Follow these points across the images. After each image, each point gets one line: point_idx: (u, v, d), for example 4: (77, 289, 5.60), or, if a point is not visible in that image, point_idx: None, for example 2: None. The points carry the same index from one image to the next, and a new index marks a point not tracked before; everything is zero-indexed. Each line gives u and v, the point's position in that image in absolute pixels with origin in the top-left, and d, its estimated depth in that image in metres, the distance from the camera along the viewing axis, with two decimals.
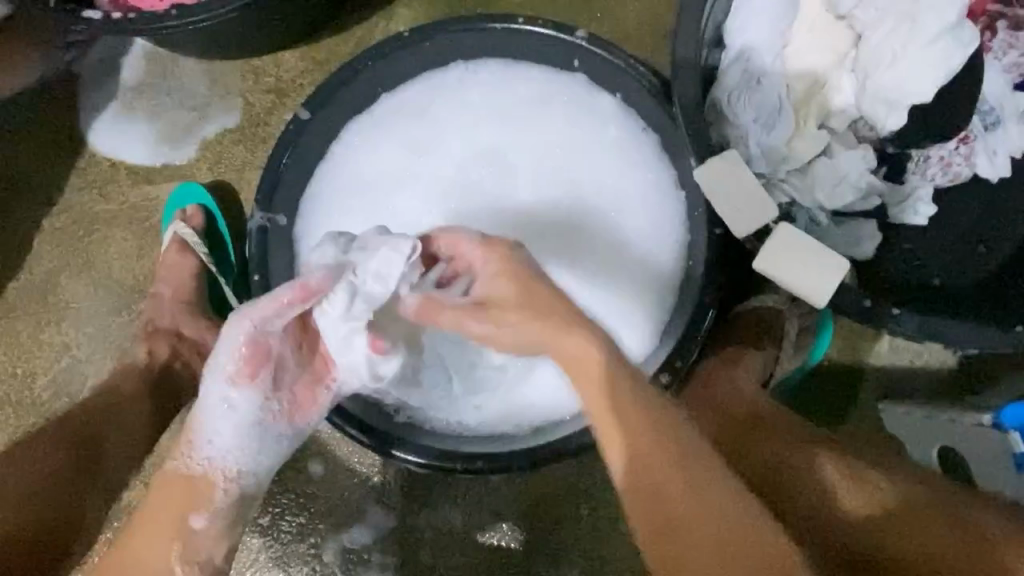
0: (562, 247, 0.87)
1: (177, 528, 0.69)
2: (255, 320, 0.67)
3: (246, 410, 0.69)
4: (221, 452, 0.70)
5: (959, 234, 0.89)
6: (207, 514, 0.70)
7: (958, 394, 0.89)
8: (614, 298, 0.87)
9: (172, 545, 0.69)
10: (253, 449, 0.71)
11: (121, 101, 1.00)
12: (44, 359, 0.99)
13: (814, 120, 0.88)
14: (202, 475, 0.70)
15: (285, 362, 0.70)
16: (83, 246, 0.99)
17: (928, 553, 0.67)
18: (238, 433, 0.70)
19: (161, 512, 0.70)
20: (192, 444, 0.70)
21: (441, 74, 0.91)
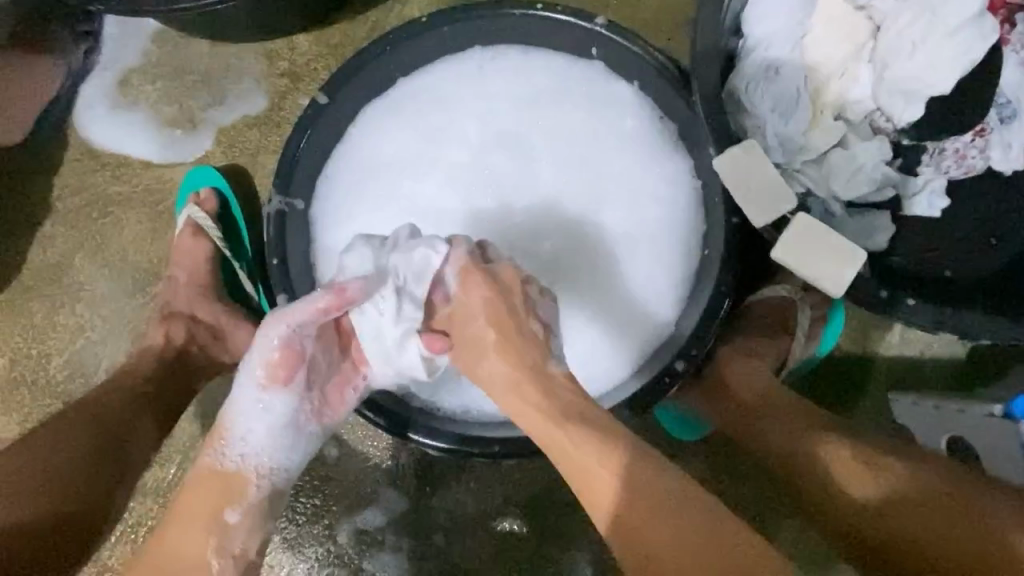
0: (580, 242, 0.88)
1: (214, 522, 0.69)
2: (290, 323, 0.70)
3: (280, 409, 0.71)
4: (254, 450, 0.71)
5: (974, 225, 0.88)
6: (243, 508, 0.70)
7: (967, 386, 0.89)
8: (631, 290, 0.86)
9: (209, 540, 0.68)
10: (286, 446, 0.73)
11: (134, 88, 1.04)
12: (60, 341, 1.01)
13: (830, 111, 0.87)
14: (236, 471, 0.71)
15: (316, 363, 0.72)
16: (98, 228, 1.02)
17: (933, 542, 0.64)
18: (273, 432, 0.72)
19: (199, 508, 0.69)
20: (224, 442, 0.71)
21: (460, 61, 0.92)
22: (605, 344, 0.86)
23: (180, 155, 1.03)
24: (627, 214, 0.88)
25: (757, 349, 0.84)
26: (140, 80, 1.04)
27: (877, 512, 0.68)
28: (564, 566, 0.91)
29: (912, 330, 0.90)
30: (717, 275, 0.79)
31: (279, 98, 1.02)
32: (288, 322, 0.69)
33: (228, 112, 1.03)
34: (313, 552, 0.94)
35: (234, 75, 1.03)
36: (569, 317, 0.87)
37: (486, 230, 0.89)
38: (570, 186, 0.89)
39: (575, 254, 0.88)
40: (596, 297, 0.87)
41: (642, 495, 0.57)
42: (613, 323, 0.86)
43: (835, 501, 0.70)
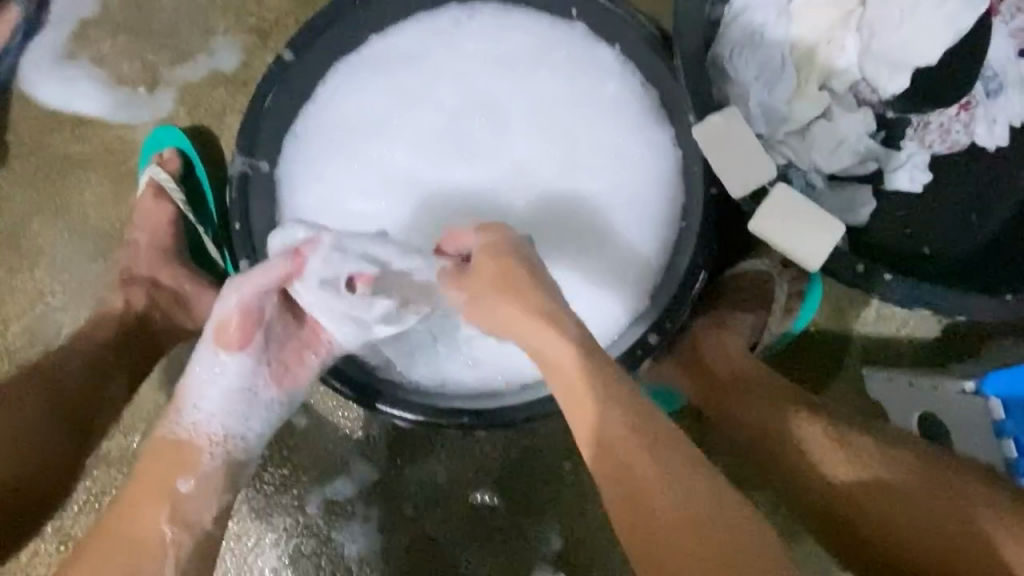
0: (556, 212, 0.86)
1: (165, 492, 0.67)
2: (248, 287, 0.68)
3: (236, 373, 0.69)
4: (208, 416, 0.69)
5: (955, 201, 0.87)
6: (194, 478, 0.68)
7: (940, 363, 0.89)
8: (610, 261, 0.84)
9: (160, 511, 0.66)
10: (242, 414, 0.71)
11: (92, 41, 0.99)
12: (18, 306, 0.98)
13: (815, 82, 0.85)
14: (189, 441, 0.69)
15: (273, 327, 0.71)
16: (57, 189, 0.98)
17: (915, 522, 0.64)
18: (227, 398, 0.70)
19: (152, 479, 0.68)
20: (180, 409, 0.70)
21: (435, 19, 0.88)
22: (613, 297, 0.84)
23: (139, 115, 0.99)
24: (605, 183, 0.85)
25: (731, 321, 0.83)
26: (100, 34, 0.99)
27: (857, 490, 0.67)
28: (535, 537, 0.91)
29: (889, 306, 0.90)
30: (694, 246, 0.78)
31: (248, 56, 0.98)
32: (242, 288, 0.68)
33: (193, 69, 0.98)
34: (282, 522, 0.93)
35: (200, 30, 0.98)
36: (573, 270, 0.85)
37: (462, 196, 0.87)
38: (547, 153, 0.87)
39: (553, 223, 0.85)
40: (595, 252, 0.85)
41: (634, 436, 0.56)
42: (592, 294, 0.84)
43: (808, 481, 0.70)
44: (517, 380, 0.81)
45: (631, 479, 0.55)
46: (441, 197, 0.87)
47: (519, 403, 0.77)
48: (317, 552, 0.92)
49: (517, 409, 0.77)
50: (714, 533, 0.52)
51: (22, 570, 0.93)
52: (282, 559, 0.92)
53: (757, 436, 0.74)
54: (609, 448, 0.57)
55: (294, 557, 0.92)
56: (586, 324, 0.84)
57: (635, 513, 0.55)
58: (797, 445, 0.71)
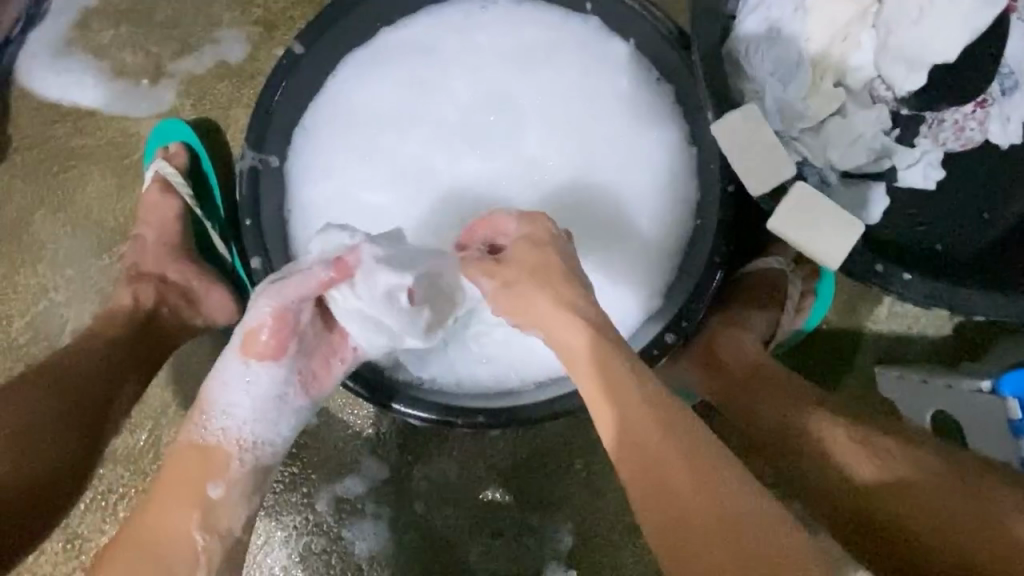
0: (575, 209, 0.84)
1: (196, 497, 0.66)
2: (285, 295, 0.67)
3: (267, 381, 0.68)
4: (237, 423, 0.68)
5: (968, 198, 0.87)
6: (224, 483, 0.68)
7: (952, 361, 0.89)
8: (631, 253, 0.83)
9: (191, 514, 0.66)
10: (272, 421, 0.70)
11: (94, 32, 0.97)
12: (21, 302, 0.96)
13: (830, 79, 0.84)
14: (218, 447, 0.68)
15: (307, 334, 0.70)
16: (59, 184, 0.96)
17: (941, 521, 0.64)
18: (258, 405, 0.69)
19: (181, 483, 0.67)
20: (208, 416, 0.69)
21: (447, 14, 0.87)
22: (638, 289, 0.83)
23: (138, 107, 0.97)
24: (619, 181, 0.84)
25: (746, 320, 0.83)
26: (103, 25, 0.97)
27: (880, 489, 0.67)
28: (546, 534, 0.90)
29: (901, 304, 0.89)
30: (711, 244, 0.77)
31: (254, 48, 0.96)
32: (279, 296, 0.67)
33: (198, 61, 0.96)
34: (291, 520, 0.92)
35: (205, 22, 0.97)
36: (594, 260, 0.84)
37: (473, 192, 0.86)
38: (561, 150, 0.86)
39: (570, 221, 0.84)
40: (617, 245, 0.84)
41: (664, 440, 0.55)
42: (607, 292, 0.83)
43: (831, 481, 0.70)
44: (532, 379, 0.81)
45: (654, 468, 0.55)
46: (449, 195, 0.86)
47: (533, 403, 0.77)
48: (327, 550, 0.91)
49: (532, 407, 0.77)
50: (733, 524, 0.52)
51: (28, 569, 0.92)
52: (292, 557, 0.92)
53: (778, 437, 0.74)
54: (630, 438, 0.56)
55: (304, 555, 0.92)
56: (608, 311, 0.83)
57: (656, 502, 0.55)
58: (816, 444, 0.71)
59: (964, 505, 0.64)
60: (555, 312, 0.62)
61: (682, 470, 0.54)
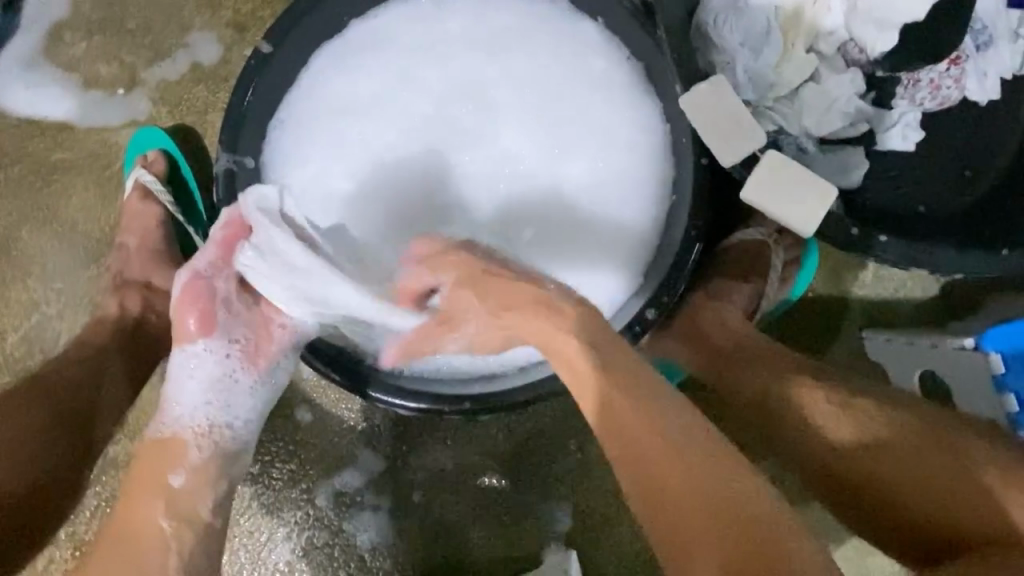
0: (546, 201, 0.85)
1: (160, 488, 0.67)
2: (193, 268, 0.71)
3: (207, 361, 0.70)
4: (189, 409, 0.69)
5: (947, 158, 0.87)
6: (185, 471, 0.68)
7: (938, 321, 0.90)
8: (610, 236, 0.83)
9: (156, 504, 0.66)
10: (224, 399, 0.70)
11: (65, 44, 0.97)
12: (13, 317, 0.97)
13: (803, 44, 0.83)
14: (174, 437, 0.69)
15: (232, 303, 0.71)
16: (43, 198, 0.97)
17: (922, 479, 0.65)
18: (207, 387, 0.69)
19: (146, 478, 0.68)
20: (163, 411, 0.70)
21: (417, 5, 0.88)
22: (619, 272, 0.83)
23: (111, 118, 0.97)
24: (593, 161, 0.85)
25: (727, 293, 0.82)
26: (74, 36, 0.97)
27: (860, 452, 0.68)
28: (544, 515, 0.92)
29: (886, 269, 0.89)
30: (688, 218, 0.77)
31: (227, 50, 0.96)
32: (191, 268, 0.71)
33: (172, 67, 0.97)
34: (292, 516, 0.93)
35: (177, 27, 0.97)
36: (576, 247, 0.84)
37: (451, 184, 0.86)
38: (536, 136, 0.86)
39: (541, 212, 0.85)
40: (594, 229, 0.84)
41: (649, 423, 0.54)
42: (585, 283, 0.84)
43: (812, 445, 0.70)
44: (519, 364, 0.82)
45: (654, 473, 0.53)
46: (426, 185, 0.86)
47: (521, 385, 0.78)
48: (330, 543, 0.93)
49: (518, 391, 0.78)
50: (728, 531, 0.50)
51: None
52: (296, 552, 0.93)
53: (761, 405, 0.74)
54: (621, 435, 0.55)
55: (307, 549, 0.93)
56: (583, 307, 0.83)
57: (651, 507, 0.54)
58: (799, 411, 0.71)
59: (945, 464, 0.65)
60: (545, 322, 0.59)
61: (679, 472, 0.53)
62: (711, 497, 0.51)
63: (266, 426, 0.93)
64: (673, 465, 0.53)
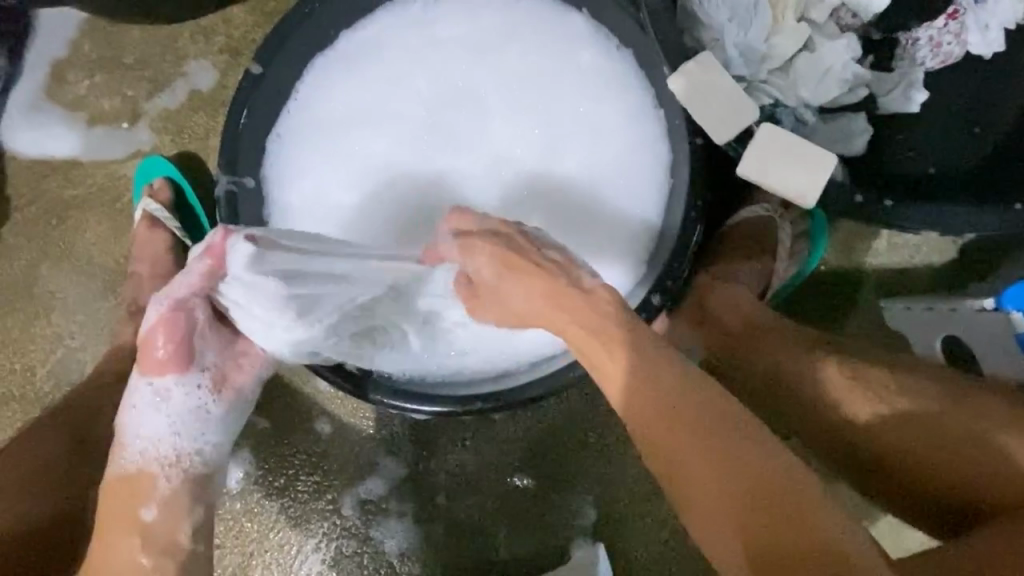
0: (547, 188, 0.84)
1: (134, 524, 0.67)
2: (173, 297, 0.64)
3: (176, 391, 0.68)
4: (150, 443, 0.68)
5: (955, 115, 0.84)
6: (157, 504, 0.68)
7: (957, 285, 0.87)
8: (614, 202, 0.83)
9: (133, 541, 0.67)
10: (194, 429, 0.69)
11: (68, 84, 1.00)
12: (39, 352, 1.00)
13: (793, 13, 0.81)
14: (140, 472, 0.68)
15: (207, 335, 0.67)
16: (60, 234, 1.00)
17: (942, 447, 0.64)
18: (173, 419, 0.68)
19: (121, 513, 0.68)
20: (122, 445, 0.69)
21: (403, 13, 0.88)
22: (624, 234, 0.82)
23: (116, 152, 1.00)
24: (590, 142, 0.84)
25: (734, 272, 0.81)
26: (77, 75, 1.00)
27: (874, 424, 0.67)
28: (567, 510, 0.91)
29: (899, 235, 0.87)
30: (687, 199, 0.76)
31: (223, 75, 0.99)
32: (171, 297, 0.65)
33: (172, 97, 0.99)
34: (319, 527, 0.94)
35: (173, 57, 0.99)
36: (583, 213, 0.83)
37: (449, 181, 0.86)
38: (528, 130, 0.85)
39: (546, 195, 0.84)
40: (598, 191, 0.83)
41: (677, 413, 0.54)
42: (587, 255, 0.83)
43: (824, 416, 0.70)
44: (529, 355, 0.82)
45: (664, 450, 0.54)
46: (417, 187, 0.86)
47: (524, 381, 0.79)
48: (358, 552, 0.93)
49: (527, 387, 0.78)
50: (764, 515, 0.50)
51: None
52: (325, 562, 0.94)
53: (772, 379, 0.73)
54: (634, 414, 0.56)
55: (337, 558, 0.94)
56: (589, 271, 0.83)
57: (670, 478, 0.54)
58: (813, 385, 0.70)
59: (957, 427, 0.64)
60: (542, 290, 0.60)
61: (684, 438, 0.53)
62: (740, 484, 0.51)
63: (287, 440, 0.94)
64: (697, 455, 0.52)
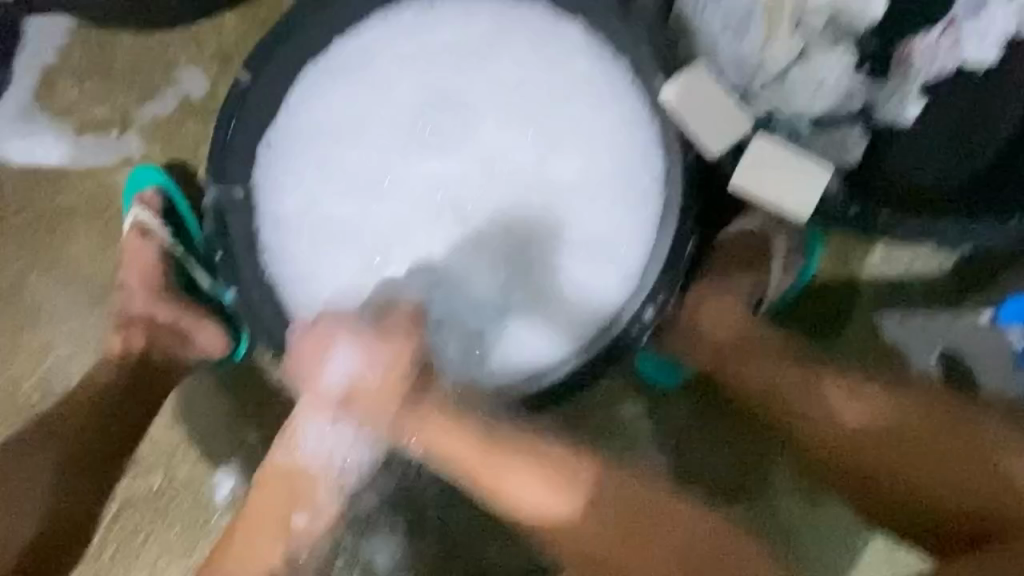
0: (544, 203, 0.83)
1: (283, 528, 0.76)
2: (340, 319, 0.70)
3: (349, 389, 0.68)
4: (319, 451, 0.73)
5: (953, 126, 0.83)
6: (307, 513, 0.76)
7: (956, 298, 0.86)
8: (603, 218, 0.81)
9: (280, 543, 0.76)
10: (350, 452, 0.73)
11: (58, 92, 0.99)
12: (26, 362, 0.99)
13: (790, 21, 0.80)
14: (306, 474, 0.75)
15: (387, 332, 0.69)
16: (46, 243, 0.99)
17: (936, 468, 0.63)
18: (339, 435, 0.72)
19: (272, 509, 0.76)
20: (295, 444, 0.73)
21: (396, 19, 0.86)
22: (611, 253, 0.81)
23: (106, 160, 0.99)
24: (581, 153, 0.82)
25: (729, 285, 0.79)
26: (67, 83, 0.99)
27: (869, 442, 0.66)
28: None
29: (896, 246, 0.86)
30: (679, 211, 0.76)
31: (213, 83, 0.98)
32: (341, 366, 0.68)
33: (162, 105, 0.98)
34: None
35: (163, 66, 0.98)
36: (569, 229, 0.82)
37: (439, 191, 0.85)
38: (521, 139, 0.84)
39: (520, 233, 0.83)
40: (587, 207, 0.82)
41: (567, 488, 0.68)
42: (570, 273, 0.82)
43: (818, 433, 0.69)
44: (519, 372, 0.81)
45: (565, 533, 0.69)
46: (408, 195, 0.86)
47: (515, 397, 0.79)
48: (347, 567, 0.92)
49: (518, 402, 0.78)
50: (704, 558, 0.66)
51: None
52: None
53: (767, 392, 0.72)
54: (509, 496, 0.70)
55: None
56: (575, 290, 0.81)
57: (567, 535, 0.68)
58: (808, 401, 0.70)
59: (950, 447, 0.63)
60: (453, 420, 0.71)
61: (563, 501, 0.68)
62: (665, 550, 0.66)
63: None
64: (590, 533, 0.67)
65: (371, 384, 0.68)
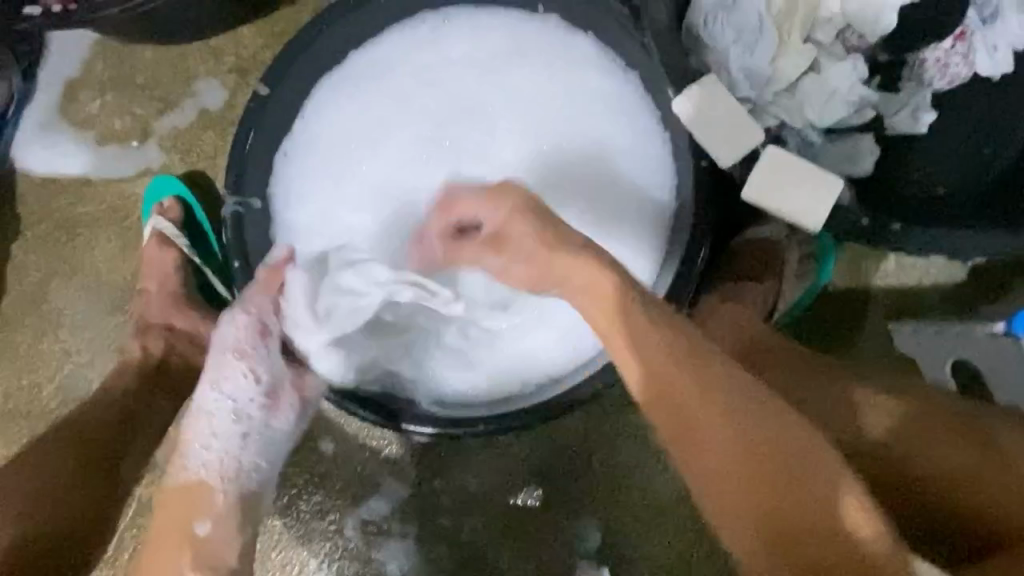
0: (567, 175, 0.85)
1: (186, 538, 0.68)
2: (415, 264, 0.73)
3: (240, 382, 0.71)
4: (214, 455, 0.70)
5: (964, 136, 0.83)
6: (210, 520, 0.69)
7: (969, 308, 0.86)
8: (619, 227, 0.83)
9: (182, 555, 0.68)
10: (254, 445, 0.71)
11: (80, 103, 1.01)
12: (46, 368, 1.01)
13: (799, 34, 0.81)
14: (201, 482, 0.69)
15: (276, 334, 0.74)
16: (67, 251, 1.01)
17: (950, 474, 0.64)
18: (231, 431, 0.70)
19: (170, 527, 0.69)
20: (186, 451, 0.71)
21: (410, 32, 0.88)
22: (626, 263, 0.83)
23: (127, 170, 1.01)
24: (595, 164, 0.84)
25: (740, 295, 0.80)
26: (88, 95, 1.01)
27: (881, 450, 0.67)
28: (570, 532, 0.91)
29: (908, 257, 0.86)
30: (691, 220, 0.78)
31: (232, 94, 1.00)
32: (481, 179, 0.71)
33: (182, 116, 1.00)
34: (321, 547, 0.93)
35: (183, 78, 1.00)
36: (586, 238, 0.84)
37: None
38: (535, 150, 0.85)
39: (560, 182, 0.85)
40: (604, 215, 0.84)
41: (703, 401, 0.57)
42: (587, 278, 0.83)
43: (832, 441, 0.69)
44: (532, 382, 0.82)
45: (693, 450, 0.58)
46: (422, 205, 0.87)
47: (529, 405, 0.80)
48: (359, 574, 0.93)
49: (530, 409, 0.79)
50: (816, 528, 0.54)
51: None
52: None
53: None
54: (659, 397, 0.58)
55: None
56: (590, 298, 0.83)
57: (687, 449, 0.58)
58: (823, 408, 0.69)
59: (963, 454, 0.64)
60: (589, 267, 0.61)
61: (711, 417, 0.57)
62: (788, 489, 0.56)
63: (291, 460, 0.94)
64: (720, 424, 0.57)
65: (511, 217, 0.67)
